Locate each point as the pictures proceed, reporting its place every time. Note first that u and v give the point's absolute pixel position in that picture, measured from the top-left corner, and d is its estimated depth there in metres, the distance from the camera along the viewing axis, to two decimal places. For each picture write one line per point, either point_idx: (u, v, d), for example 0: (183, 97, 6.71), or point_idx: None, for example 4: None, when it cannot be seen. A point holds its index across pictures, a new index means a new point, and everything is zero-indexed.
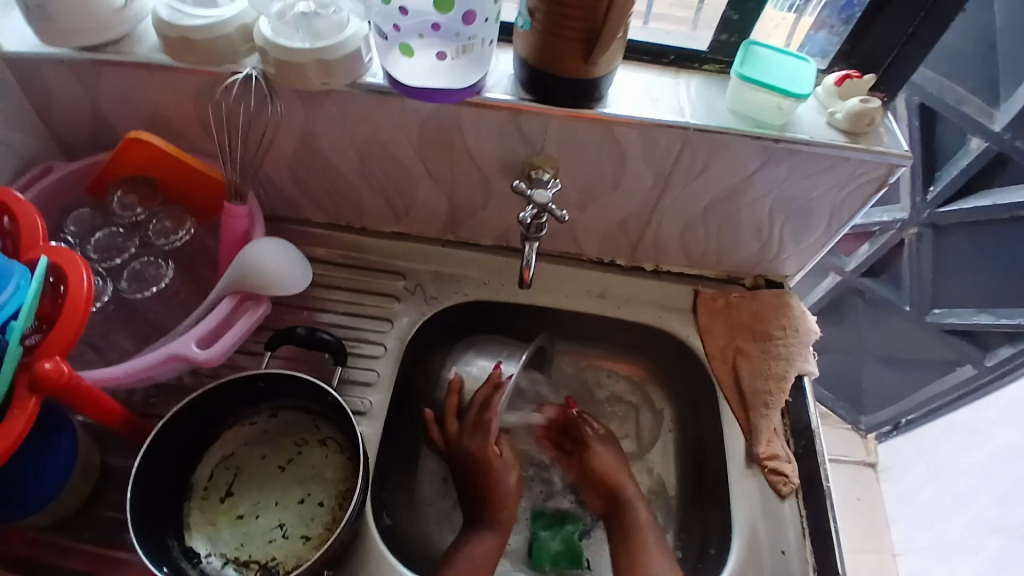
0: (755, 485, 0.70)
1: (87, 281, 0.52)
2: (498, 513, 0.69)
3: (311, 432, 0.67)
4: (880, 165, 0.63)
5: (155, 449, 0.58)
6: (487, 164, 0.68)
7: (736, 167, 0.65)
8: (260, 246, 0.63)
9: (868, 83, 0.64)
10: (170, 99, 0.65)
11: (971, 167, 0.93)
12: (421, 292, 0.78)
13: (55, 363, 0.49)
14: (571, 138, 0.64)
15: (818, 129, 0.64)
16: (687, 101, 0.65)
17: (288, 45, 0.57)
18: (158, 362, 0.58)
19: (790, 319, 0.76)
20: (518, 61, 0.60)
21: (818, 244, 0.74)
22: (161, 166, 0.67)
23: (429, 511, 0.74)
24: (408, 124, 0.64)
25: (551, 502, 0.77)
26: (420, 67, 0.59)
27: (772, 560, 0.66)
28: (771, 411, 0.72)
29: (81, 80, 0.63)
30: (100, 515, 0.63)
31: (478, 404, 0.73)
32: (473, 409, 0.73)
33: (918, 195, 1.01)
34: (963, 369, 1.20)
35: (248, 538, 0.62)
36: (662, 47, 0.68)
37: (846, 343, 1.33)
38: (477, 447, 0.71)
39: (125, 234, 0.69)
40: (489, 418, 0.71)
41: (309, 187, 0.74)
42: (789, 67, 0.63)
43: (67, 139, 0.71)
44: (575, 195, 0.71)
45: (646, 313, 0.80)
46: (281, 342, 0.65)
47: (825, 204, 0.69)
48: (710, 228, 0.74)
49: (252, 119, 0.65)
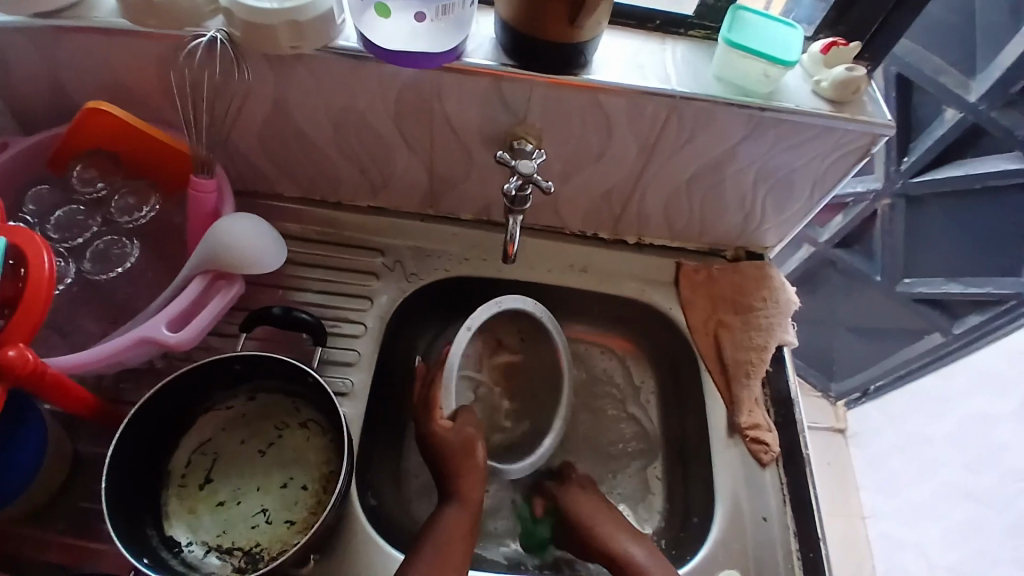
0: (737, 455, 0.71)
1: (49, 262, 0.49)
2: (460, 484, 0.63)
3: (292, 414, 0.65)
4: (863, 134, 0.63)
5: (128, 437, 0.55)
6: (468, 135, 0.65)
7: (722, 137, 0.64)
8: (231, 223, 0.60)
9: (853, 52, 0.63)
10: (129, 65, 0.60)
11: (945, 137, 0.93)
12: (401, 269, 0.75)
13: (20, 350, 0.47)
14: (556, 107, 0.62)
15: (803, 98, 0.63)
16: (673, 68, 0.63)
17: (258, 5, 0.53)
18: (127, 346, 0.55)
19: (770, 290, 0.76)
20: (500, 25, 0.58)
21: (800, 215, 0.74)
22: (122, 139, 0.63)
23: (414, 483, 0.73)
24: (386, 92, 0.61)
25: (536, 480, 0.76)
26: (399, 31, 0.55)
27: (754, 527, 0.67)
28: (752, 381, 0.72)
29: (33, 45, 0.59)
30: (71, 505, 0.60)
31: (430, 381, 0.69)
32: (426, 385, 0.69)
33: (892, 165, 1.01)
34: (931, 337, 1.23)
35: (230, 524, 0.60)
36: (647, 12, 0.67)
37: (820, 314, 1.35)
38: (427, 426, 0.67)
39: (87, 211, 0.66)
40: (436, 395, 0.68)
41: (281, 159, 0.70)
42: (776, 33, 0.62)
43: (17, 110, 0.66)
44: (558, 166, 0.69)
45: (628, 286, 0.79)
46: (256, 323, 0.62)
47: (808, 174, 0.68)
48: (694, 200, 0.73)
49: (218, 86, 0.61)
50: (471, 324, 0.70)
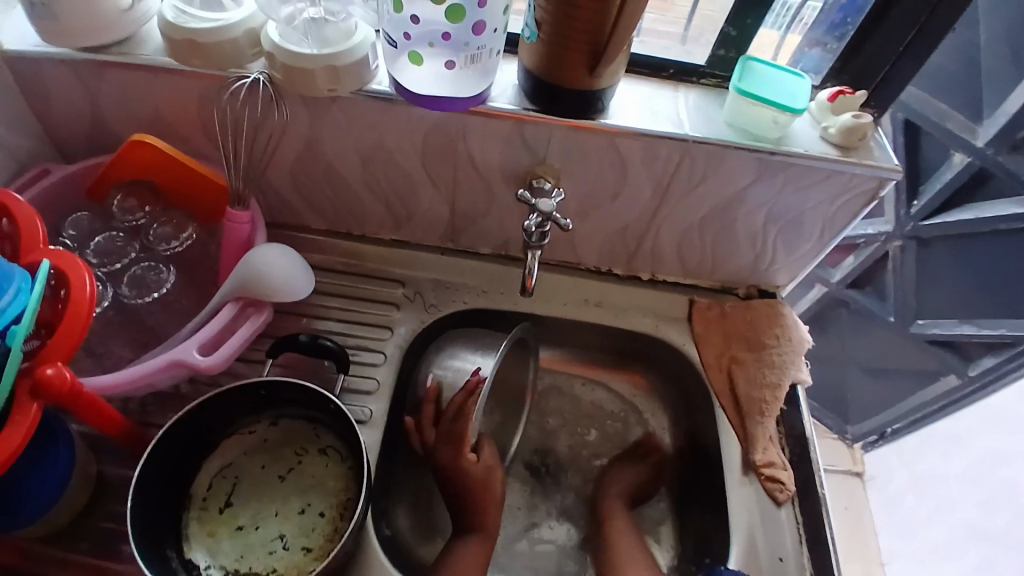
0: (752, 492, 0.71)
1: (90, 285, 0.52)
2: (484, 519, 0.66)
3: (311, 440, 0.66)
4: (871, 179, 0.65)
5: (154, 460, 0.57)
6: (490, 173, 0.68)
7: (733, 179, 0.67)
8: (263, 252, 0.62)
9: (858, 100, 0.66)
10: (173, 102, 0.64)
11: (954, 180, 0.95)
12: (421, 300, 0.78)
13: (58, 369, 0.49)
14: (575, 148, 0.65)
15: (812, 143, 0.65)
16: (685, 113, 0.66)
17: (298, 50, 0.57)
18: (159, 369, 0.57)
19: (783, 327, 0.77)
20: (523, 71, 0.61)
21: (810, 255, 0.76)
22: (160, 170, 0.66)
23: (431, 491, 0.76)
24: (415, 131, 0.65)
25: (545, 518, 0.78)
26: (429, 76, 0.59)
27: (769, 566, 0.67)
28: (766, 419, 0.73)
29: (81, 81, 0.63)
30: (94, 525, 0.62)
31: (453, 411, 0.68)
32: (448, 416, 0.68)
33: (902, 208, 1.04)
34: (947, 379, 1.22)
35: (249, 549, 0.61)
36: (662, 61, 0.70)
37: (832, 355, 1.35)
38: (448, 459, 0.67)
39: (126, 238, 0.68)
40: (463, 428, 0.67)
41: (311, 194, 0.74)
42: (784, 82, 0.65)
43: (64, 142, 0.70)
44: (576, 205, 0.72)
45: (642, 321, 0.81)
46: (282, 349, 0.65)
47: (818, 216, 0.70)
48: (706, 238, 0.75)
49: (257, 125, 0.65)
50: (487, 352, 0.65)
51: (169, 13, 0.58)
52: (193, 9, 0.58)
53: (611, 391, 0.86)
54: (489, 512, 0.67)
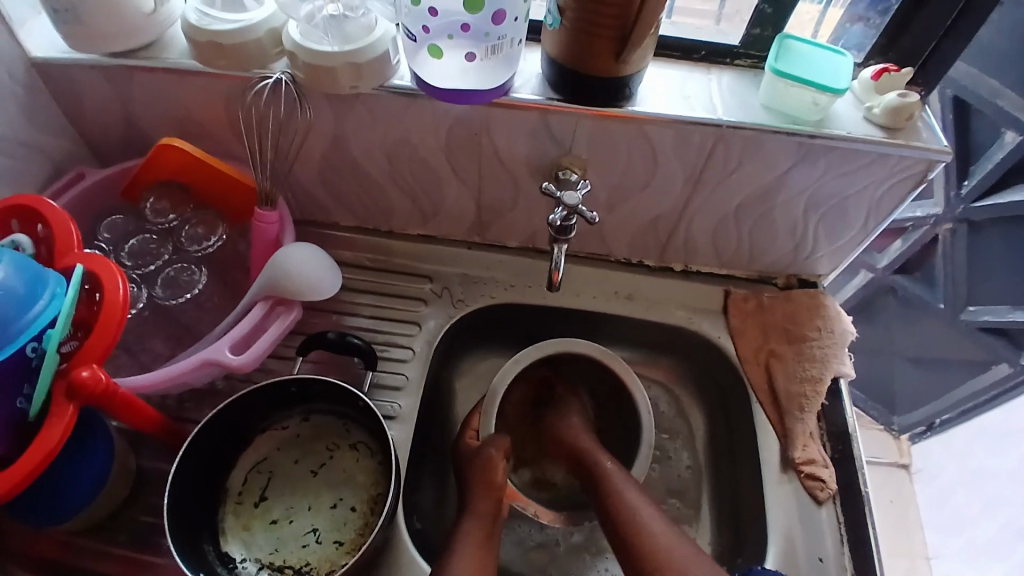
0: (791, 490, 0.68)
1: (123, 287, 0.53)
2: (476, 501, 0.64)
3: (343, 436, 0.67)
4: (919, 161, 0.62)
5: (191, 453, 0.58)
6: (515, 166, 0.67)
7: (771, 164, 0.64)
8: (292, 251, 0.63)
9: (905, 78, 0.62)
10: (199, 103, 0.65)
11: (1007, 160, 0.90)
12: (448, 295, 0.77)
13: (93, 371, 0.50)
14: (601, 138, 0.63)
15: (855, 124, 0.62)
16: (719, 97, 0.63)
17: (319, 49, 0.57)
18: (193, 367, 0.58)
19: (825, 319, 0.74)
20: (547, 61, 0.60)
21: (854, 243, 0.72)
22: (192, 173, 0.67)
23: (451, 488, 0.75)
24: (439, 126, 0.64)
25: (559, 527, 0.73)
26: (449, 68, 0.57)
27: (809, 567, 0.64)
28: (807, 414, 0.70)
29: (112, 85, 0.64)
30: (134, 519, 0.64)
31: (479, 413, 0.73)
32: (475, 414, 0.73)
33: (952, 190, 0.99)
34: (998, 368, 1.16)
35: (282, 543, 0.62)
36: (693, 43, 0.67)
37: (878, 343, 1.30)
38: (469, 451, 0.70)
39: (159, 240, 0.70)
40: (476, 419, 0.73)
41: (339, 192, 0.74)
42: (824, 61, 0.61)
43: (98, 144, 0.72)
44: (604, 196, 0.70)
45: (674, 314, 0.78)
46: (312, 347, 0.65)
47: (861, 202, 0.67)
48: (743, 226, 0.72)
49: (283, 124, 0.65)
50: (520, 358, 0.72)
51: (193, 16, 0.58)
52: (216, 11, 0.59)
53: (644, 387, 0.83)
54: (484, 497, 0.65)
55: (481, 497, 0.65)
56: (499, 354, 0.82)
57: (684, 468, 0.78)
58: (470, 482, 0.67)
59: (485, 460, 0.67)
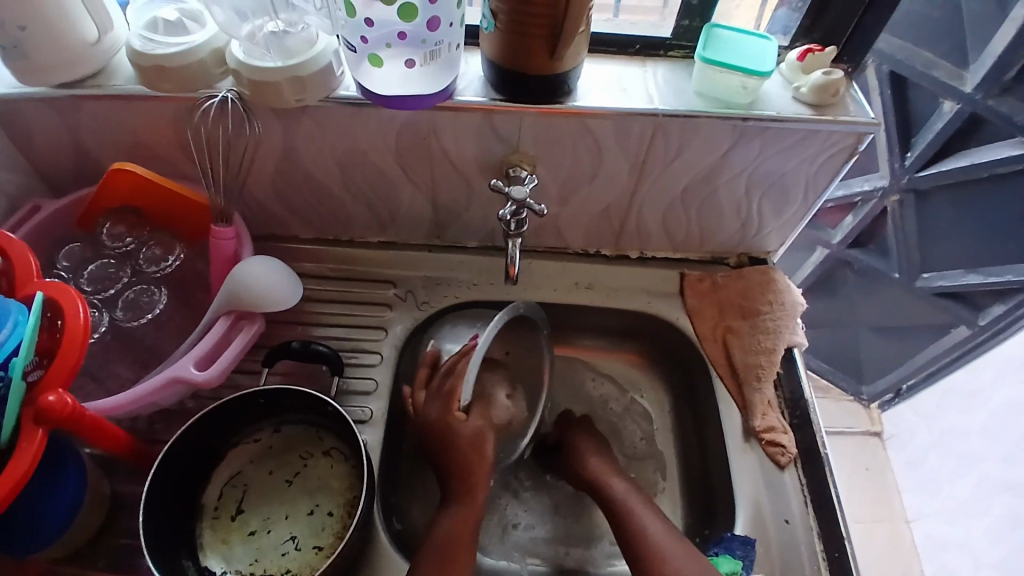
0: (754, 459, 0.71)
1: (83, 312, 0.53)
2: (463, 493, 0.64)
3: (315, 444, 0.68)
4: (849, 134, 0.65)
5: (161, 473, 0.58)
6: (466, 167, 0.69)
7: (710, 148, 0.66)
8: (249, 265, 0.64)
9: (828, 56, 0.65)
10: (149, 126, 0.66)
11: (946, 129, 0.95)
12: (413, 298, 0.79)
13: (59, 396, 0.50)
14: (546, 133, 0.65)
15: (784, 104, 0.65)
16: (655, 88, 0.66)
17: (262, 65, 0.58)
18: (159, 387, 0.58)
19: (775, 293, 0.77)
20: (487, 63, 0.62)
21: (798, 217, 0.75)
22: (145, 196, 0.68)
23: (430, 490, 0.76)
24: (387, 132, 0.65)
25: (526, 521, 0.75)
26: (391, 77, 0.59)
27: (776, 530, 0.67)
28: (763, 383, 0.73)
29: (63, 116, 0.65)
30: (113, 542, 0.64)
31: (445, 371, 0.69)
32: (440, 375, 0.69)
33: (896, 161, 1.03)
34: (957, 331, 1.20)
35: (261, 553, 0.62)
36: (627, 38, 0.70)
37: (840, 316, 1.35)
38: (437, 416, 0.66)
39: (117, 263, 0.70)
40: (452, 384, 0.67)
41: (293, 203, 0.75)
42: (750, 47, 0.64)
43: (53, 176, 0.72)
44: (555, 190, 0.72)
45: (635, 300, 0.81)
46: (277, 358, 0.66)
47: (799, 177, 0.70)
48: (690, 210, 0.75)
49: (231, 140, 0.66)
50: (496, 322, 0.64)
51: (136, 42, 0.59)
52: (158, 35, 0.59)
53: (598, 378, 0.84)
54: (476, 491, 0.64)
55: (458, 479, 0.65)
56: (464, 329, 0.79)
57: (638, 439, 0.81)
58: (440, 461, 0.66)
59: (468, 437, 0.66)
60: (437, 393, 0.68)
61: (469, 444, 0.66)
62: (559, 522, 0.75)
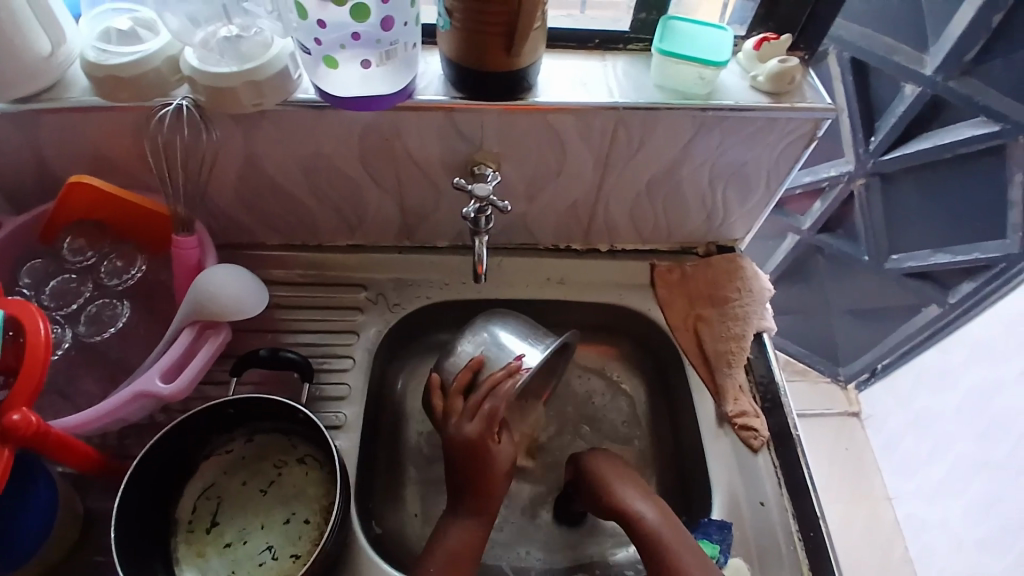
0: (728, 444, 0.72)
1: (44, 327, 0.52)
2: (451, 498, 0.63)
3: (289, 452, 0.68)
4: (806, 121, 0.66)
5: (131, 488, 0.58)
6: (431, 167, 0.69)
7: (671, 139, 0.67)
8: (212, 274, 0.63)
9: (784, 45, 0.66)
10: (107, 137, 0.65)
11: (908, 112, 0.96)
12: (384, 301, 0.78)
13: (23, 414, 0.50)
14: (508, 129, 0.65)
15: (743, 93, 0.65)
16: (615, 82, 0.66)
17: (216, 71, 0.57)
18: (125, 401, 0.57)
19: (743, 281, 0.78)
20: (446, 62, 0.61)
21: (762, 205, 0.76)
22: (104, 208, 0.67)
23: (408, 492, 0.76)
24: (349, 134, 0.65)
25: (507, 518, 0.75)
26: (350, 78, 0.59)
27: (752, 514, 0.68)
28: (735, 369, 0.74)
29: (17, 130, 0.63)
30: (87, 560, 0.63)
31: (486, 386, 0.64)
32: (480, 390, 0.64)
33: (861, 147, 1.05)
34: (929, 309, 1.23)
35: (238, 564, 0.62)
36: (586, 32, 0.70)
37: (814, 300, 1.38)
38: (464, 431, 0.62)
39: (78, 278, 0.69)
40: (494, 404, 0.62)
41: (258, 210, 0.74)
42: (707, 38, 0.65)
43: (11, 192, 0.70)
44: (521, 186, 0.72)
45: (607, 293, 0.81)
46: (246, 366, 0.66)
47: (761, 165, 0.71)
48: (656, 201, 0.75)
49: (190, 148, 0.65)
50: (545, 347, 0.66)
51: (90, 53, 0.58)
52: (112, 46, 0.58)
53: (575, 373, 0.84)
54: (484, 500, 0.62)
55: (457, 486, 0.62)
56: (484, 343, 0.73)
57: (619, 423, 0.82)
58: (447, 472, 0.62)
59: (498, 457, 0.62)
60: (472, 407, 0.63)
61: (501, 470, 0.61)
62: (540, 516, 0.75)
